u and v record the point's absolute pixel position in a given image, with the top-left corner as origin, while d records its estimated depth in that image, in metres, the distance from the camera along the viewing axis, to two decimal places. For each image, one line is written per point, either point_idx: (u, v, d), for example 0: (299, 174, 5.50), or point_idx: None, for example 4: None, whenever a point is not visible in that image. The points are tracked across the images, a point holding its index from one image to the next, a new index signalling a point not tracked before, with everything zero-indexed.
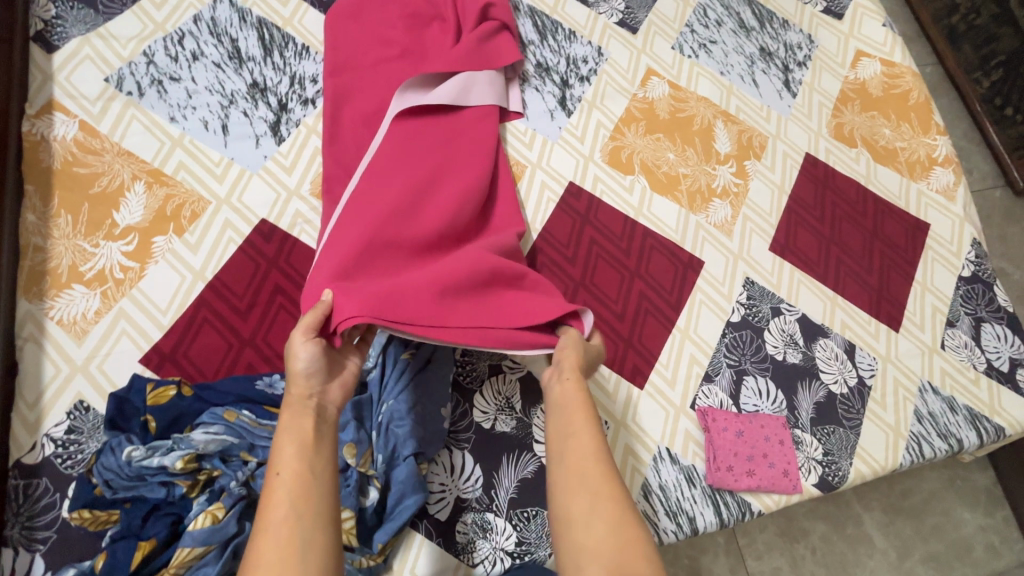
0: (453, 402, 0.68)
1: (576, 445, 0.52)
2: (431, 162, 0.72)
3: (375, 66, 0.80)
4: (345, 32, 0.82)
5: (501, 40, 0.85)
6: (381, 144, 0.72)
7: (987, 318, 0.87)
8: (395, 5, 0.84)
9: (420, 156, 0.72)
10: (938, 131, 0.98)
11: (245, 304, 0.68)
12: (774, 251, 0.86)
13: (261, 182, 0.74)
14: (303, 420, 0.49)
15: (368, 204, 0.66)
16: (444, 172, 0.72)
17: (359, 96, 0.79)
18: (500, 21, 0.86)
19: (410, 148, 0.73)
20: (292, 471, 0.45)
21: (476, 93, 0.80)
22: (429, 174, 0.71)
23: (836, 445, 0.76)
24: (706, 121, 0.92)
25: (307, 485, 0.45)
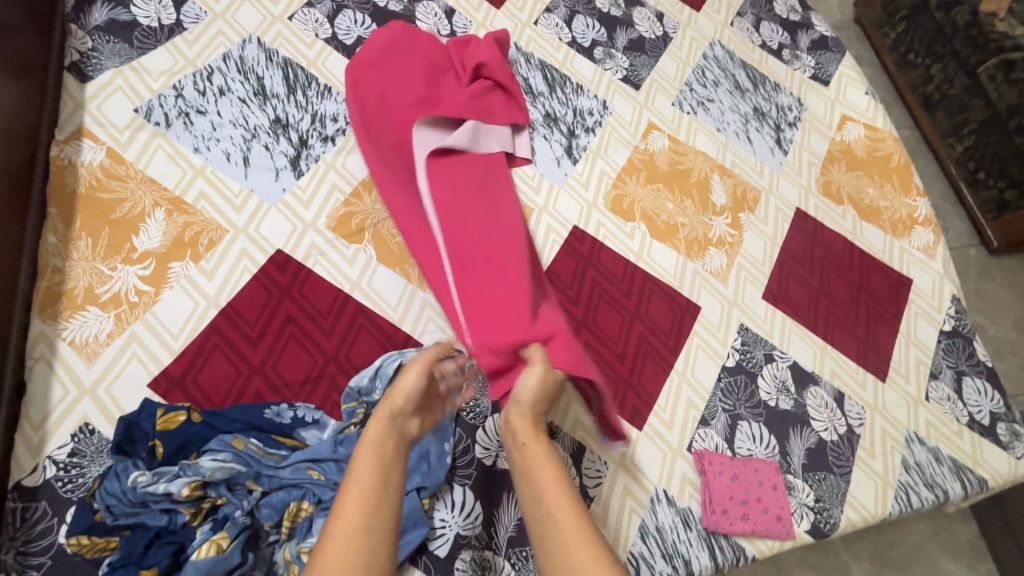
0: (455, 437, 0.69)
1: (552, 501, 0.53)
2: (494, 203, 0.81)
3: (391, 113, 0.85)
4: (358, 85, 0.86)
5: (510, 94, 0.91)
6: (458, 195, 0.79)
7: (968, 372, 0.91)
8: (409, 56, 0.90)
9: (482, 199, 0.80)
10: (917, 192, 1.05)
11: (256, 332, 0.69)
12: (767, 300, 0.89)
13: (279, 214, 0.76)
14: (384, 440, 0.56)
15: (466, 267, 0.74)
16: (502, 209, 0.81)
17: (387, 139, 0.83)
18: (491, 80, 0.90)
19: (472, 195, 0.81)
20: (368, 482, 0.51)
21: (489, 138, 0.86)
22: (494, 217, 0.79)
23: (827, 492, 0.77)
24: (703, 173, 0.97)
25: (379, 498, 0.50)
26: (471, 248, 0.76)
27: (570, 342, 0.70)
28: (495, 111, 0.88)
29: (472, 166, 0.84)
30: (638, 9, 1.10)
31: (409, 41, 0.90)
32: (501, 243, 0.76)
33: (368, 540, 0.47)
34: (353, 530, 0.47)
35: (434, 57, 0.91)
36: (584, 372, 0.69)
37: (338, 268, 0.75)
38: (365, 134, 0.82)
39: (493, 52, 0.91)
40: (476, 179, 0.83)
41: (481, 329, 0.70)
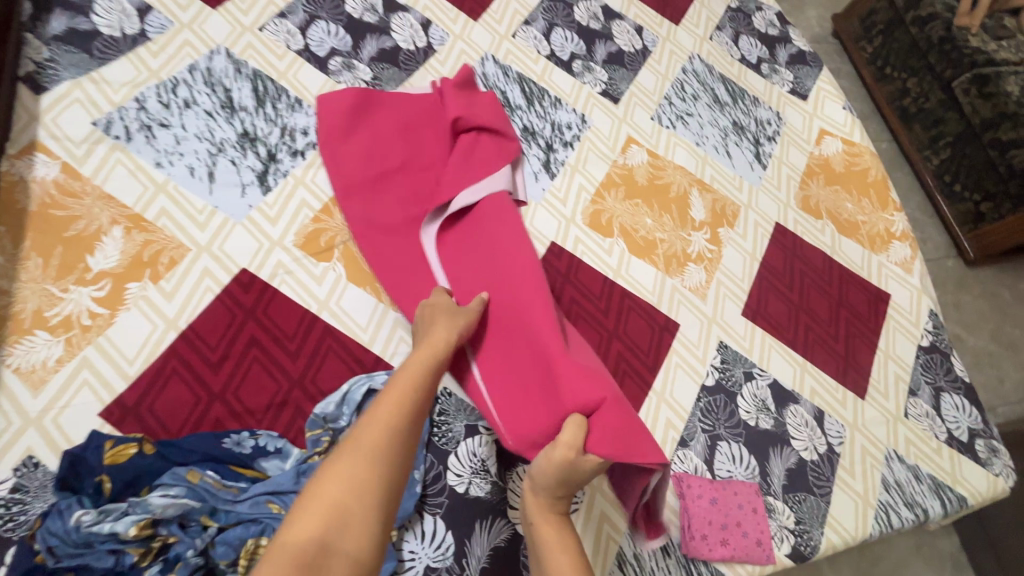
0: (426, 464, 0.67)
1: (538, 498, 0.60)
2: (510, 257, 0.75)
3: (382, 183, 0.80)
4: (343, 160, 0.80)
5: (494, 137, 0.85)
6: (479, 262, 0.75)
7: (945, 388, 0.91)
8: (386, 117, 0.84)
9: (496, 257, 0.75)
10: (894, 207, 1.05)
11: (217, 356, 0.66)
12: (746, 316, 0.88)
13: (244, 231, 0.74)
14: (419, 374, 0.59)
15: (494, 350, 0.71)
16: (522, 262, 0.74)
17: (394, 207, 0.79)
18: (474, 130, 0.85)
19: (490, 254, 0.75)
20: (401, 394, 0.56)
21: (488, 190, 0.80)
22: (510, 276, 0.73)
23: (808, 514, 0.76)
24: (682, 189, 0.96)
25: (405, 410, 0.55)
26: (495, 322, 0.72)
27: (611, 408, 0.63)
28: (483, 155, 0.83)
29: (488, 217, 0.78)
30: (618, 22, 1.09)
31: (382, 103, 0.85)
32: (518, 310, 0.71)
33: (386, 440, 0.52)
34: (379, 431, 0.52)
35: (409, 114, 0.85)
36: (630, 443, 0.61)
37: (305, 288, 0.72)
38: (368, 211, 0.77)
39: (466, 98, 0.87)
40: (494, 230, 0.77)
41: (516, 417, 0.67)
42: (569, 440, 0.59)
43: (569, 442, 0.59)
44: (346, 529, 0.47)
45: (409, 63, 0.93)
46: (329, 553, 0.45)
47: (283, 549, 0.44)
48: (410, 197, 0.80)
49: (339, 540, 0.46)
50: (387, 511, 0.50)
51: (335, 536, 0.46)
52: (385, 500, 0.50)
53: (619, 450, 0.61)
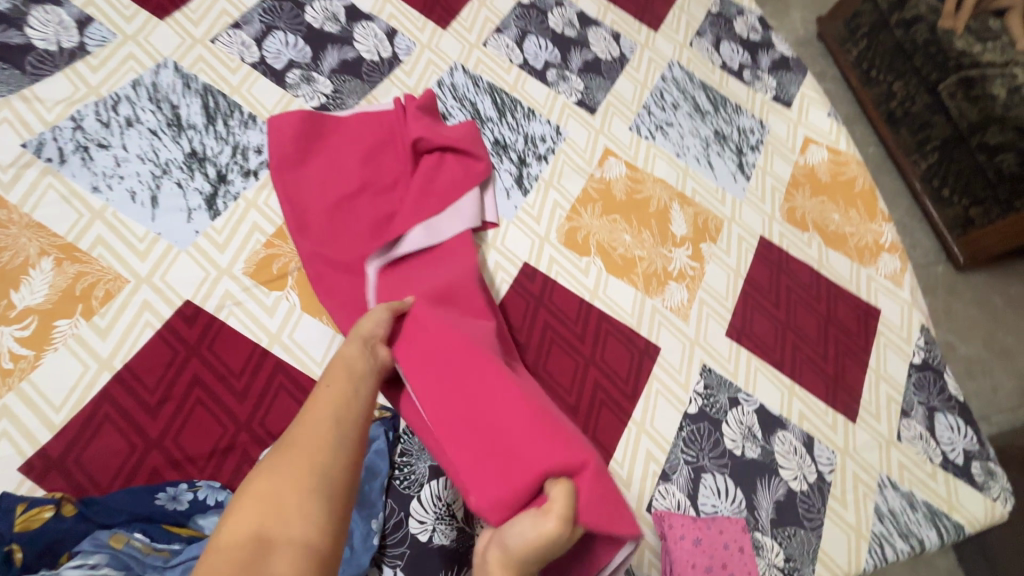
0: (386, 511, 0.62)
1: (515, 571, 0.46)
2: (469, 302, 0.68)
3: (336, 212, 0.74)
4: (290, 191, 0.73)
5: (459, 160, 0.81)
6: (433, 303, 0.68)
7: (939, 408, 0.87)
8: (342, 143, 0.78)
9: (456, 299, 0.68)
10: (883, 218, 1.02)
11: (156, 399, 0.61)
12: (731, 337, 0.84)
13: (189, 259, 0.68)
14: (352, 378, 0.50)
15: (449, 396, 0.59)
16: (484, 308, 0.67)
17: (349, 238, 0.73)
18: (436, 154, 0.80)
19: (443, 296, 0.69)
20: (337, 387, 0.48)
21: (447, 223, 0.76)
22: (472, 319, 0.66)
23: (797, 550, 0.72)
24: (662, 203, 0.92)
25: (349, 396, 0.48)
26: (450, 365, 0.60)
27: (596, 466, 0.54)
28: (446, 182, 0.79)
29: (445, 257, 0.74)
30: (594, 28, 1.05)
31: (337, 129, 0.79)
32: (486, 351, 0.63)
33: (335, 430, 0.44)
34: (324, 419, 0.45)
35: (366, 139, 0.79)
36: (613, 507, 0.53)
37: (255, 321, 0.67)
38: (319, 247, 0.71)
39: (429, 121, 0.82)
40: (447, 273, 0.72)
41: (477, 474, 0.53)
42: (560, 506, 0.48)
43: (560, 507, 0.47)
44: (286, 519, 0.38)
45: (372, 74, 0.88)
46: (268, 547, 0.37)
47: (216, 553, 0.37)
48: (370, 225, 0.74)
49: (278, 531, 0.38)
50: (335, 498, 0.41)
51: (271, 527, 0.38)
52: (332, 482, 0.41)
53: (600, 517, 0.51)
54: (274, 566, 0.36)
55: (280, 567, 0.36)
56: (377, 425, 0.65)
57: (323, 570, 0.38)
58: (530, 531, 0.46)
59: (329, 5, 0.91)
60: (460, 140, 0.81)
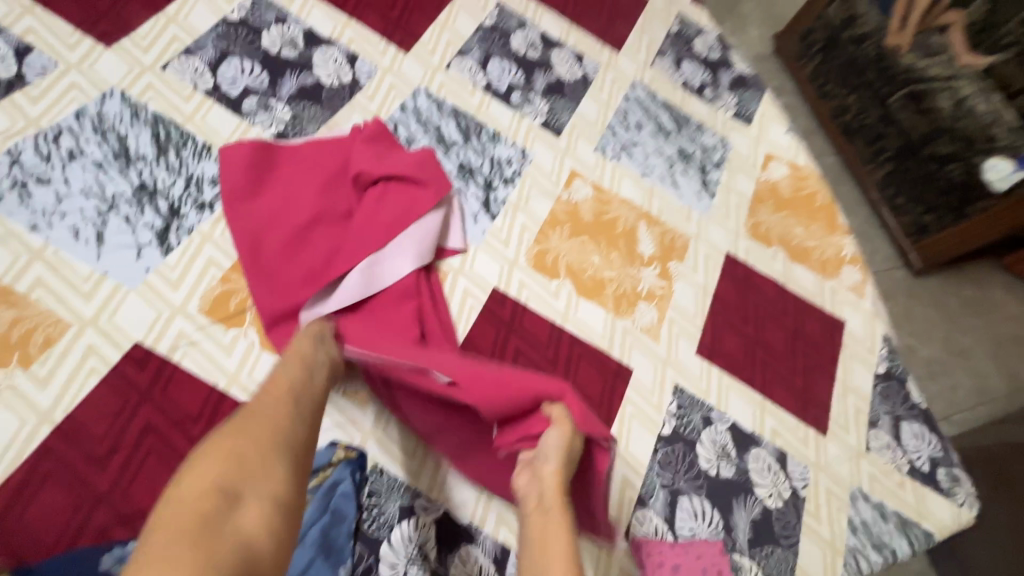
0: (355, 556, 0.59)
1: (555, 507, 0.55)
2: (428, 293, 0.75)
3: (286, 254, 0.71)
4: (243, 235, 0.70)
5: (404, 188, 0.76)
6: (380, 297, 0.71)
7: (905, 416, 0.89)
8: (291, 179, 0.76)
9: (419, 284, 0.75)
10: (843, 231, 1.05)
11: (103, 451, 0.57)
12: (701, 355, 0.84)
13: (139, 299, 0.65)
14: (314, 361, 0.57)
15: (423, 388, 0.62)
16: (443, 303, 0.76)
17: (299, 281, 0.68)
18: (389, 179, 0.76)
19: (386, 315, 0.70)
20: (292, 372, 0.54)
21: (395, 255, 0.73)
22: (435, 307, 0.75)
23: (775, 569, 0.72)
24: (629, 223, 0.92)
25: (305, 381, 0.53)
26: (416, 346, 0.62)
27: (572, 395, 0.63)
28: (393, 211, 0.74)
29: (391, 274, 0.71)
30: (557, 50, 1.06)
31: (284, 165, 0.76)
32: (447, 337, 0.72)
33: (293, 406, 0.50)
34: (282, 398, 0.50)
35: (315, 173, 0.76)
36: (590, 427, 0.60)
37: (212, 361, 0.64)
38: (270, 291, 0.68)
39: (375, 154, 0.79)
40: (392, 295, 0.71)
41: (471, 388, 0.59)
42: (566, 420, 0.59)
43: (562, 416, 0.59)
44: (253, 477, 0.41)
45: (333, 100, 0.87)
46: (238, 500, 0.39)
47: (177, 510, 0.38)
48: (319, 263, 0.70)
49: (248, 488, 0.41)
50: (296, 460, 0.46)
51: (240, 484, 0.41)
52: (291, 450, 0.46)
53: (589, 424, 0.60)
54: (245, 513, 0.39)
55: (248, 518, 0.39)
56: (342, 467, 0.62)
57: (288, 521, 0.41)
58: (554, 460, 0.57)
59: (287, 29, 0.89)
60: (413, 165, 0.77)
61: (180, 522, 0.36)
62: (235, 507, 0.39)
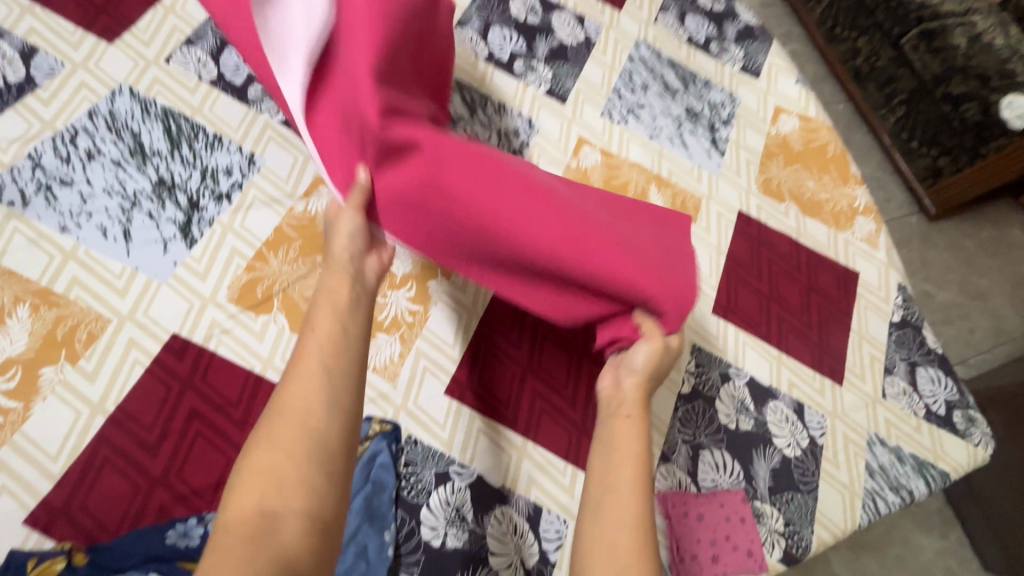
0: (398, 521, 0.63)
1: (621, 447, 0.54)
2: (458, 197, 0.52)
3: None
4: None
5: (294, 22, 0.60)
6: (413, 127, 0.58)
7: (921, 362, 0.91)
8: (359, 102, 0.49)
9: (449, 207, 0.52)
10: (856, 181, 1.04)
11: (155, 436, 0.61)
12: (717, 314, 0.86)
13: (171, 292, 0.67)
14: (338, 286, 0.51)
15: (514, 283, 0.58)
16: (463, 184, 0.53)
17: (430, 198, 0.52)
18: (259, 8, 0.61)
19: (504, 170, 0.55)
20: (327, 331, 0.47)
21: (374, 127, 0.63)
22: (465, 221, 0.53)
23: (796, 513, 0.75)
24: (640, 187, 0.93)
25: (338, 347, 0.47)
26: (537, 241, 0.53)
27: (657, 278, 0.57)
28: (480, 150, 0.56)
29: (510, 183, 0.54)
30: (557, 13, 1.03)
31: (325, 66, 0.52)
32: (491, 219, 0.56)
33: (329, 382, 0.45)
34: (314, 371, 0.45)
35: (360, 63, 0.49)
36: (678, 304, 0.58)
37: (246, 347, 0.67)
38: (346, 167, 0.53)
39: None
40: (504, 161, 0.56)
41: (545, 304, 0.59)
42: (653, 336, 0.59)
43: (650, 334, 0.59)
44: (289, 492, 0.40)
45: None
46: (276, 517, 0.39)
47: (225, 531, 0.38)
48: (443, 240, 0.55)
49: (285, 504, 0.39)
50: (331, 463, 0.42)
51: (275, 504, 0.39)
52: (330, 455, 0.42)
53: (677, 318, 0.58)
54: (285, 530, 0.38)
55: (288, 531, 0.38)
56: (378, 439, 0.66)
57: (330, 527, 0.40)
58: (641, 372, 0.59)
59: None
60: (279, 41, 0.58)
61: (229, 545, 0.37)
62: (268, 540, 0.37)
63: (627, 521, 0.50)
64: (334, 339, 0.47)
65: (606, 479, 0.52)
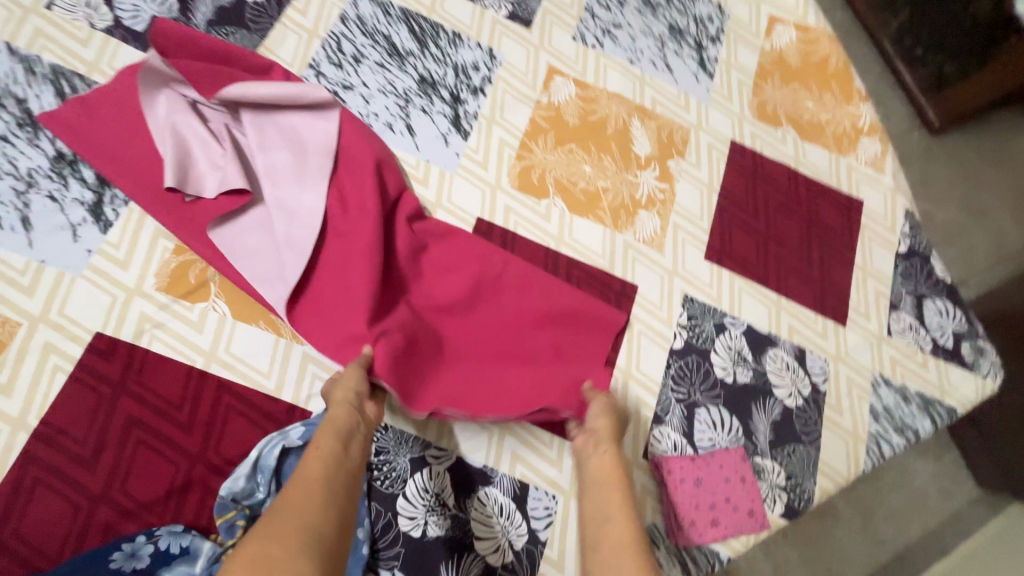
0: (372, 515, 0.58)
1: (602, 489, 0.52)
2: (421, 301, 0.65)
3: (202, 77, 0.63)
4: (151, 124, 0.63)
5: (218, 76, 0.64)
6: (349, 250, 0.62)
7: (928, 294, 0.85)
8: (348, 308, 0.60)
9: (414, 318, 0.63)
10: (860, 98, 0.93)
11: (90, 450, 0.54)
12: (710, 260, 0.78)
13: (89, 285, 0.59)
14: (339, 417, 0.50)
15: (490, 389, 0.63)
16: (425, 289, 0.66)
17: (419, 360, 0.62)
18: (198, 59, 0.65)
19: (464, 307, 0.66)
20: (329, 446, 0.47)
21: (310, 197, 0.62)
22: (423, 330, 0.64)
23: (798, 466, 0.71)
24: (620, 121, 0.82)
25: (339, 463, 0.46)
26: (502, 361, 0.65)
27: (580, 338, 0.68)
28: (451, 289, 0.66)
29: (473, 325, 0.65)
30: None
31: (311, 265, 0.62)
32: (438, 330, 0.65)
33: (328, 489, 0.43)
34: (318, 478, 0.43)
35: (353, 269, 0.61)
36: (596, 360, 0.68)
37: (183, 340, 0.59)
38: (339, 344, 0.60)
39: (354, 158, 0.65)
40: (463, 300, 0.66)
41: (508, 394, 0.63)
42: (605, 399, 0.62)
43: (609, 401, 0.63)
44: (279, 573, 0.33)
45: (258, 21, 0.73)
46: None
47: None
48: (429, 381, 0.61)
49: None
50: (329, 558, 0.37)
51: None
52: (326, 554, 0.37)
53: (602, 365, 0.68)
54: None
55: None
56: None
57: None
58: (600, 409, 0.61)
59: None
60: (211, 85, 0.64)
61: None
62: None
63: (622, 549, 0.45)
64: (334, 455, 0.46)
65: (601, 511, 0.50)
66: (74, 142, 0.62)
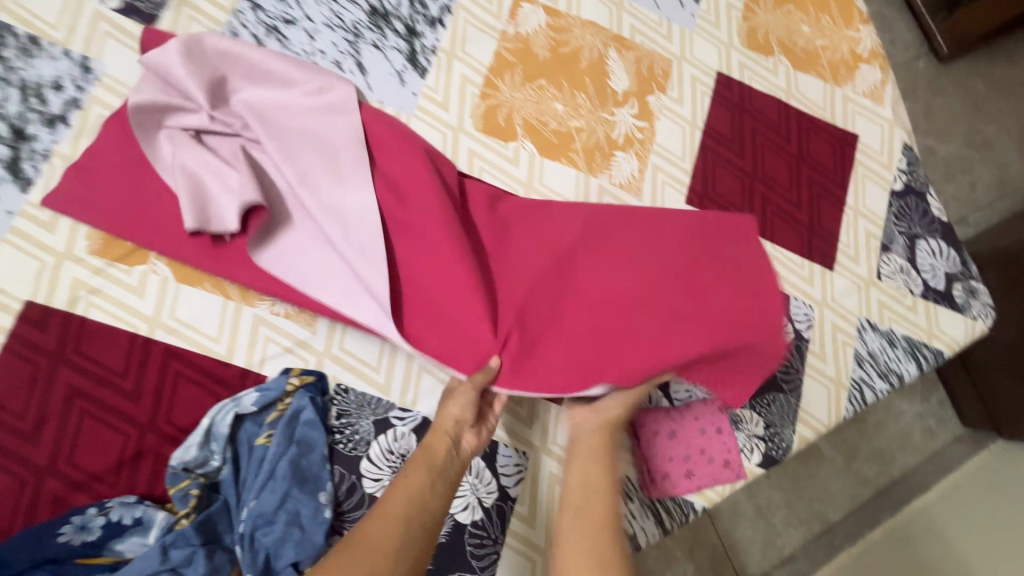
0: (335, 478, 0.56)
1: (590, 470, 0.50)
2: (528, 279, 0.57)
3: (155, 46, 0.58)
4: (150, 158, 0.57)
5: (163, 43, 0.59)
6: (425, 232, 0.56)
7: (921, 234, 0.80)
8: (448, 291, 0.54)
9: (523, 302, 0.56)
10: (860, 20, 0.85)
11: (32, 423, 0.52)
12: (691, 204, 0.73)
13: (13, 250, 0.55)
14: (434, 445, 0.47)
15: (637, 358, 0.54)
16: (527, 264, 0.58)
17: (547, 339, 0.55)
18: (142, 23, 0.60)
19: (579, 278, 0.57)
20: (415, 483, 0.43)
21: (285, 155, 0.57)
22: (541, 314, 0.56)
23: (778, 415, 0.70)
24: (596, 52, 0.74)
25: (425, 503, 0.42)
26: (663, 317, 0.55)
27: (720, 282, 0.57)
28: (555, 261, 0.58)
29: (597, 280, 0.56)
30: None
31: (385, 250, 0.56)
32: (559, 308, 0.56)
33: (404, 539, 0.39)
34: (396, 523, 0.40)
35: (452, 272, 0.54)
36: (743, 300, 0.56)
37: (124, 306, 0.56)
38: (467, 346, 0.54)
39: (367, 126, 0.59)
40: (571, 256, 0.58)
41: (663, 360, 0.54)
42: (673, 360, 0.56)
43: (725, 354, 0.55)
44: None
45: None
46: None
47: None
48: (569, 364, 0.54)
49: None
50: None
51: None
52: None
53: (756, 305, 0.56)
54: None
55: None
56: (300, 394, 0.56)
57: None
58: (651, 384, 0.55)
59: None
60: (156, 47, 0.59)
61: None
62: None
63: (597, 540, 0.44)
64: (418, 496, 0.42)
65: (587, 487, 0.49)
66: (94, 217, 0.56)
